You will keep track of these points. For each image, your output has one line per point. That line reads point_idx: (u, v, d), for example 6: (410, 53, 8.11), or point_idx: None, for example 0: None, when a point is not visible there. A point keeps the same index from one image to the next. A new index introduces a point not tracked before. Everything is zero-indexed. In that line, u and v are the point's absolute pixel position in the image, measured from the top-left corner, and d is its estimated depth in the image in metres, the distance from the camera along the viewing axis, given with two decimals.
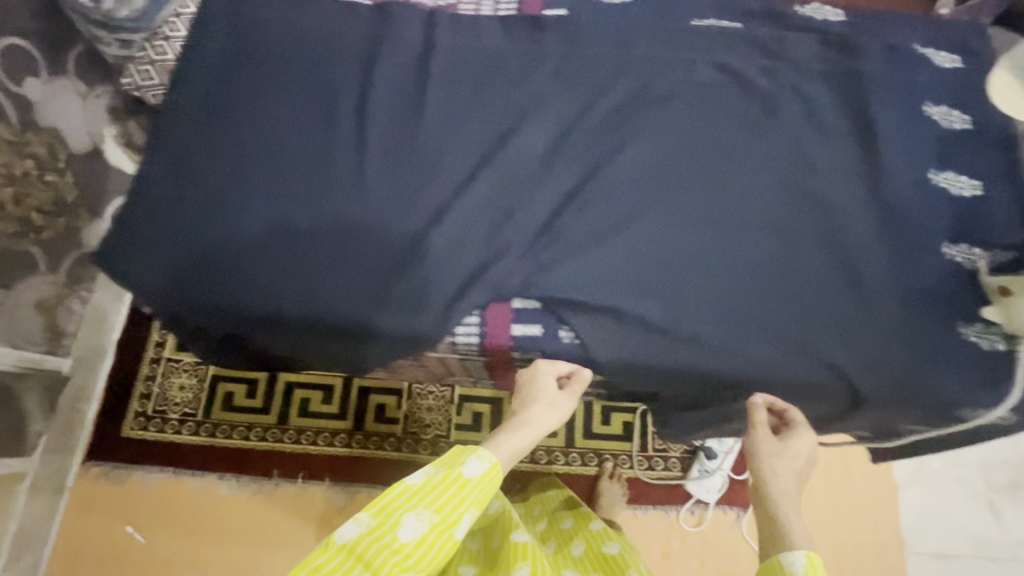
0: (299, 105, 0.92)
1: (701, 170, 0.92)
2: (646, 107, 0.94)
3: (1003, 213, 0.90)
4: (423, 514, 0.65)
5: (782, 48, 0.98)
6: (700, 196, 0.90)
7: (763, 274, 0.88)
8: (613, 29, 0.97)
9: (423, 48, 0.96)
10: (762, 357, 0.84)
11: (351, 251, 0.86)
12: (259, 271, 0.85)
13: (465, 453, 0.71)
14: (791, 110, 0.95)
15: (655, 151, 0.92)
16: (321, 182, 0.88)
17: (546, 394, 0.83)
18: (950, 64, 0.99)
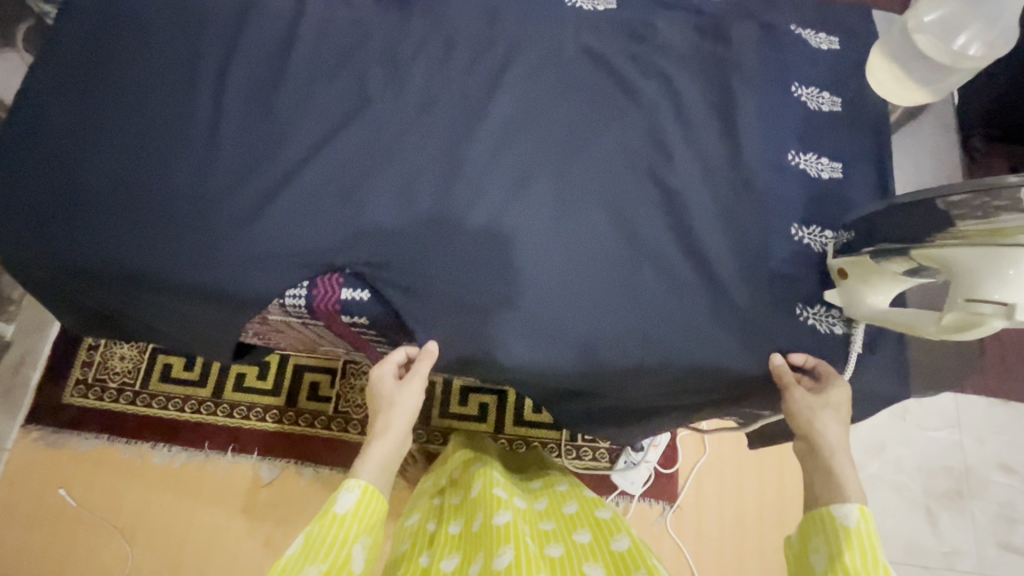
0: (168, 73, 0.96)
1: (558, 146, 0.92)
2: (510, 81, 0.95)
3: (860, 196, 0.89)
4: (313, 571, 0.66)
5: (653, 24, 0.97)
6: (555, 172, 0.91)
7: (609, 249, 0.88)
8: (478, 7, 0.99)
9: (292, 21, 0.99)
10: (600, 332, 0.85)
11: (211, 214, 0.90)
12: (126, 235, 0.89)
13: (335, 493, 0.74)
14: (657, 86, 0.94)
15: (515, 126, 0.93)
16: (184, 150, 0.93)
17: (393, 395, 0.85)
18: (827, 45, 0.98)
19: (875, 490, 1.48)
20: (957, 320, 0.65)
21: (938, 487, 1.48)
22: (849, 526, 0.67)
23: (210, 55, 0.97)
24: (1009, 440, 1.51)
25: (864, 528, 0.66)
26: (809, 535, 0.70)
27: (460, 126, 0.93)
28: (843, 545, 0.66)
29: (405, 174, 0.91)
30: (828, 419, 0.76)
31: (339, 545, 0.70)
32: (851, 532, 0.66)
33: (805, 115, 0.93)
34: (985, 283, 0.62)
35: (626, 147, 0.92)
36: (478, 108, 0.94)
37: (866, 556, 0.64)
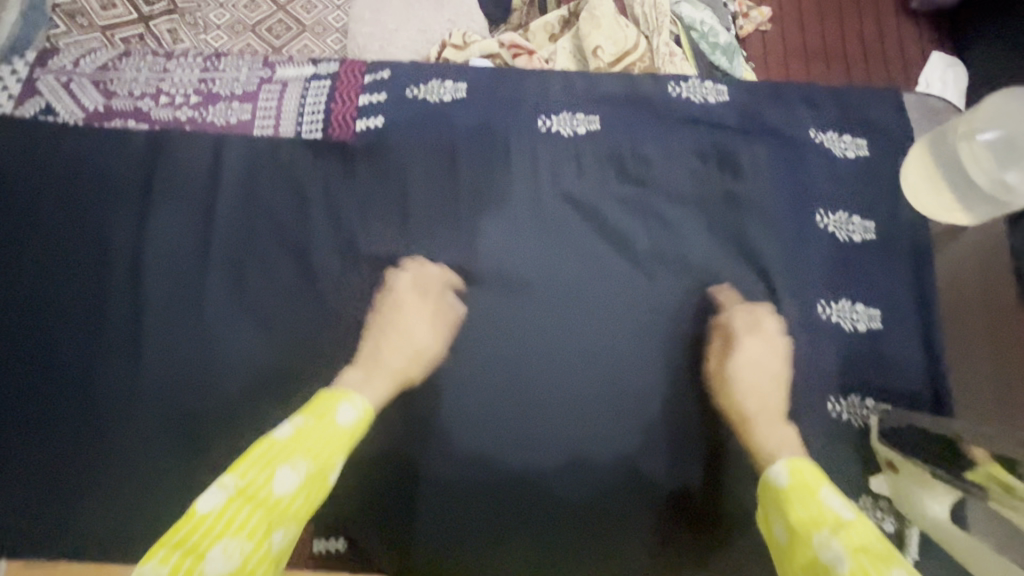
0: (65, 271, 0.79)
1: (551, 317, 0.78)
2: (485, 237, 0.81)
3: (905, 350, 0.76)
4: (300, 464, 0.57)
5: (644, 153, 0.82)
6: (551, 350, 0.77)
7: (623, 451, 0.74)
8: (434, 145, 0.83)
9: (211, 185, 0.82)
10: (622, 545, 0.72)
11: (152, 449, 0.75)
12: (51, 480, 0.74)
13: (334, 401, 0.66)
14: (656, 230, 0.80)
15: (499, 294, 0.79)
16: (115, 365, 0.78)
17: (411, 330, 0.76)
18: (854, 151, 0.82)
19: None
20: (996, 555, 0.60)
21: None
22: (784, 485, 0.62)
23: (117, 238, 0.80)
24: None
25: (797, 481, 0.62)
26: (769, 513, 0.63)
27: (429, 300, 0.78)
28: (790, 507, 0.59)
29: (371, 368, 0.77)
30: (755, 369, 0.75)
31: (327, 444, 0.61)
32: (789, 493, 0.61)
33: (834, 249, 0.79)
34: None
35: (628, 310, 0.78)
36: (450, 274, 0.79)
37: (811, 507, 0.58)
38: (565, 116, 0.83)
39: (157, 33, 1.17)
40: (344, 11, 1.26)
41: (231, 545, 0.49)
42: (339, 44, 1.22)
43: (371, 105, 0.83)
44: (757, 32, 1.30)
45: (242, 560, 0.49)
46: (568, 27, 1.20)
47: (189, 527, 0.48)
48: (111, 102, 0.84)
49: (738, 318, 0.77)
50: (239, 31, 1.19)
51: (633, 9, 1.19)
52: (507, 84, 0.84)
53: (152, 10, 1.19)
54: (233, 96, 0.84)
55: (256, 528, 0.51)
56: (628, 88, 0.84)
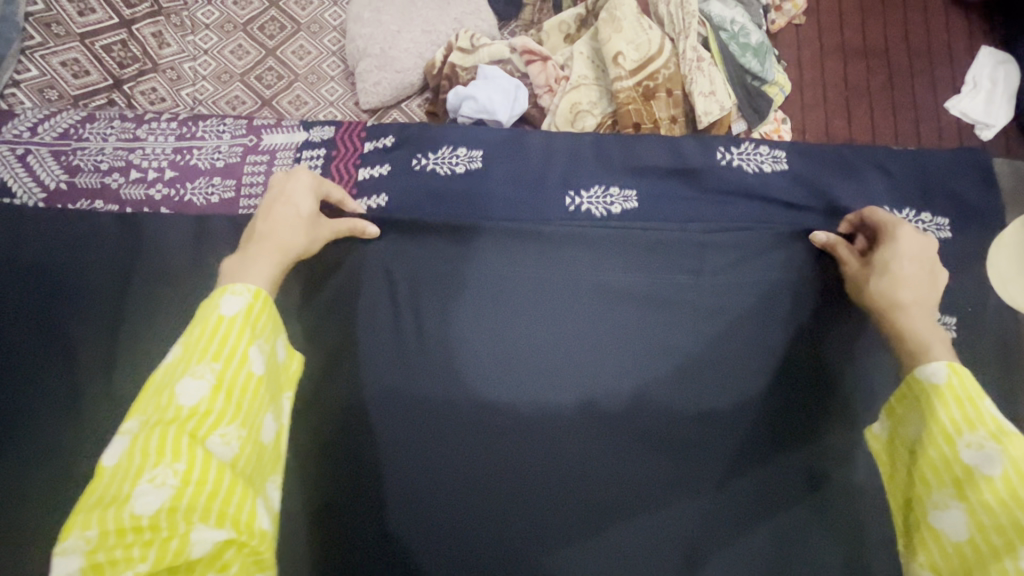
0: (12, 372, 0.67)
1: (588, 440, 0.63)
2: (506, 338, 0.66)
3: None
4: (205, 365, 0.44)
5: (691, 230, 0.70)
6: (589, 495, 0.61)
7: None
8: (446, 221, 0.71)
9: (189, 270, 0.71)
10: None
11: None
12: None
13: (206, 302, 0.47)
14: (716, 329, 0.66)
15: (524, 413, 0.64)
16: (59, 504, 0.63)
17: (297, 205, 0.60)
18: (934, 232, 0.71)
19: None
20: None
21: None
22: (937, 382, 0.46)
23: (82, 341, 0.69)
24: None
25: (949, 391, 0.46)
26: (898, 404, 0.50)
27: (437, 418, 0.64)
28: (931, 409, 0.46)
29: (370, 508, 0.61)
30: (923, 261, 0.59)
31: (229, 337, 0.46)
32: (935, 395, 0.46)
33: None
34: None
35: (689, 430, 0.63)
36: (471, 380, 0.65)
37: (968, 408, 0.44)
38: (597, 192, 0.73)
39: (143, 37, 1.03)
40: (341, 8, 1.09)
41: (157, 472, 0.39)
42: (338, 45, 1.07)
43: (373, 180, 0.73)
44: (789, 27, 1.14)
45: (179, 484, 0.40)
46: (586, 27, 1.04)
47: (101, 486, 0.40)
48: (75, 178, 0.74)
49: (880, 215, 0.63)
50: (229, 31, 1.06)
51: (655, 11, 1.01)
52: (530, 157, 0.74)
53: (135, 14, 1.04)
54: (214, 170, 0.73)
55: (178, 445, 0.41)
56: (670, 158, 0.74)
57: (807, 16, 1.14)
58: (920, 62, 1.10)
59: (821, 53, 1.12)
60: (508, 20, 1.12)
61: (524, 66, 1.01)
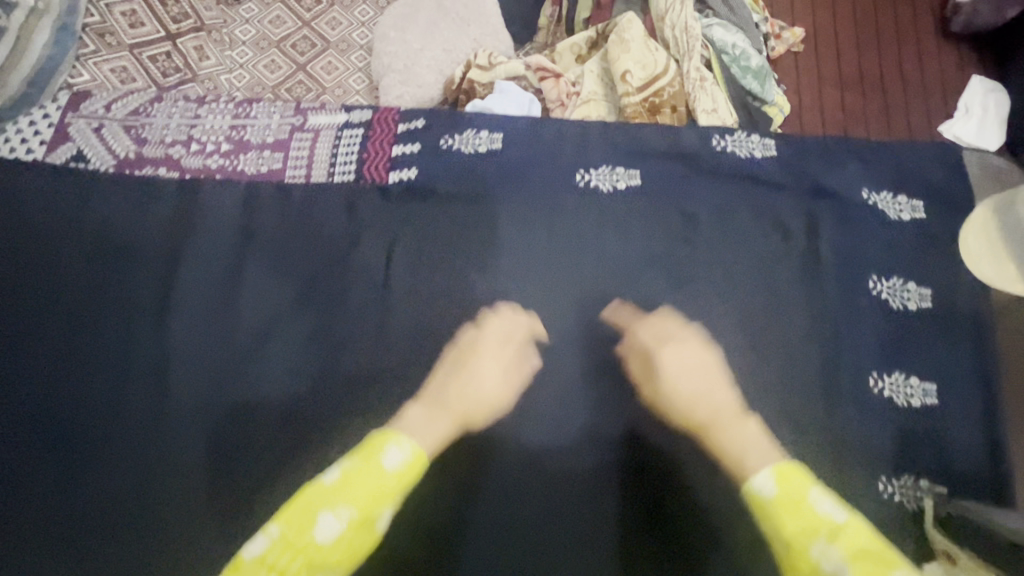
0: (96, 317, 0.78)
1: (596, 396, 0.73)
2: (527, 304, 0.77)
3: (966, 428, 0.71)
4: (340, 513, 0.63)
5: (689, 208, 0.79)
6: (599, 431, 0.72)
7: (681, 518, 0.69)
8: (470, 195, 0.80)
9: (241, 234, 0.79)
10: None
11: (178, 497, 0.73)
12: (70, 527, 0.72)
13: (383, 442, 0.68)
14: (707, 295, 0.76)
15: (544, 368, 0.74)
16: (139, 439, 0.74)
17: (485, 376, 0.73)
18: (910, 213, 0.78)
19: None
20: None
21: None
22: (769, 495, 0.65)
23: (150, 293, 0.78)
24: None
25: (783, 491, 0.64)
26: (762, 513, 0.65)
27: (464, 371, 0.74)
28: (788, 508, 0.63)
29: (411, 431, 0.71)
30: (704, 390, 0.72)
31: (381, 489, 0.65)
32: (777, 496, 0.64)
33: (888, 318, 0.75)
34: None
35: (684, 378, 0.73)
36: (494, 340, 0.75)
37: (800, 518, 0.62)
38: (605, 170, 0.80)
39: (185, 50, 1.14)
40: (369, 28, 1.21)
41: None
42: (364, 61, 1.19)
43: (404, 156, 0.81)
44: (788, 54, 1.24)
45: None
46: (597, 48, 1.14)
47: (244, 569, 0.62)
48: (142, 148, 0.82)
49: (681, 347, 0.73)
50: (263, 47, 1.17)
51: (661, 33, 1.13)
52: (546, 139, 0.82)
53: (180, 28, 1.16)
54: (264, 145, 0.82)
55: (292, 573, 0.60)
56: (671, 142, 0.81)
57: (804, 46, 1.25)
58: (913, 91, 1.20)
59: (821, 81, 1.21)
60: (524, 42, 1.24)
61: (538, 82, 1.11)
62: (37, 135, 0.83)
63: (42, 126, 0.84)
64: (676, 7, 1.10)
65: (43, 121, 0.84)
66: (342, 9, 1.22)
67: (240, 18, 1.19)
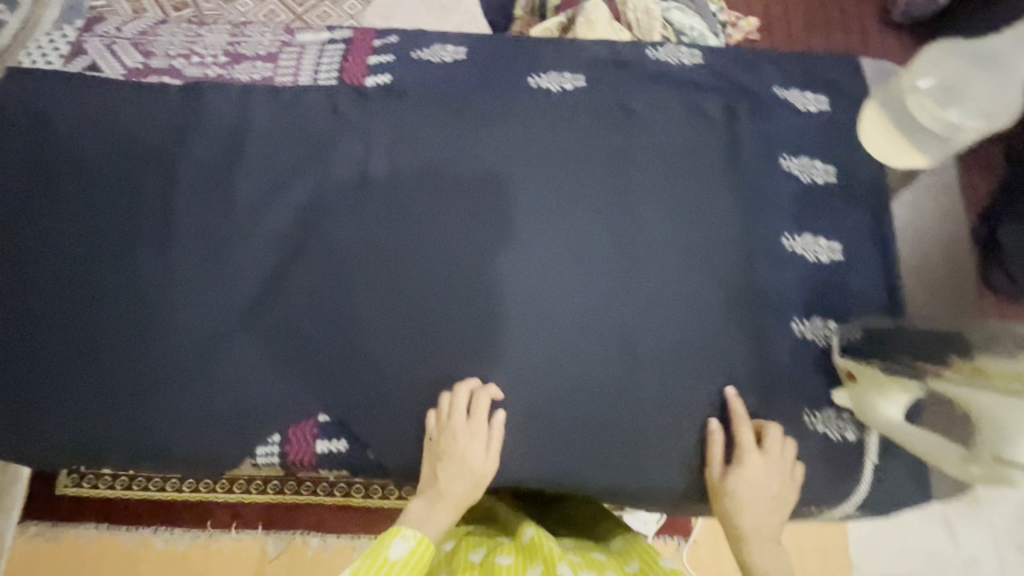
0: (102, 200, 0.87)
1: (558, 230, 0.85)
2: (500, 159, 0.88)
3: (864, 277, 0.83)
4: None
5: (628, 103, 0.91)
6: (560, 255, 0.84)
7: (629, 323, 0.82)
8: (436, 92, 0.90)
9: (230, 126, 0.89)
10: (606, 467, 0.78)
11: (178, 348, 0.82)
12: (86, 373, 0.81)
13: (386, 538, 0.68)
14: (644, 171, 0.87)
15: (512, 212, 0.86)
16: (140, 304, 0.84)
17: (465, 456, 0.75)
18: (815, 106, 0.91)
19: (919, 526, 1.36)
20: (1004, 397, 0.54)
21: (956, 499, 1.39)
22: None
23: (150, 177, 0.88)
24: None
25: None
26: None
27: (429, 239, 0.85)
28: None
29: (387, 288, 0.83)
30: (769, 491, 0.74)
31: None
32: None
33: (799, 189, 0.87)
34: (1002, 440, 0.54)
35: (624, 236, 0.85)
36: (456, 212, 0.86)
37: None
38: (554, 74, 0.93)
39: None
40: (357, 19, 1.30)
41: None
42: None
43: (380, 65, 0.93)
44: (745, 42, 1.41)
45: None
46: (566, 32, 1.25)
47: None
48: (149, 60, 0.94)
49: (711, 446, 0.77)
50: None
51: (626, 17, 1.25)
52: (501, 52, 0.95)
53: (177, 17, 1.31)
54: (256, 57, 0.94)
55: None
56: (611, 52, 0.94)
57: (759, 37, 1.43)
58: None
59: None
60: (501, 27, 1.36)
61: None
62: (56, 53, 0.95)
63: (61, 45, 0.96)
64: None
65: (62, 42, 0.96)
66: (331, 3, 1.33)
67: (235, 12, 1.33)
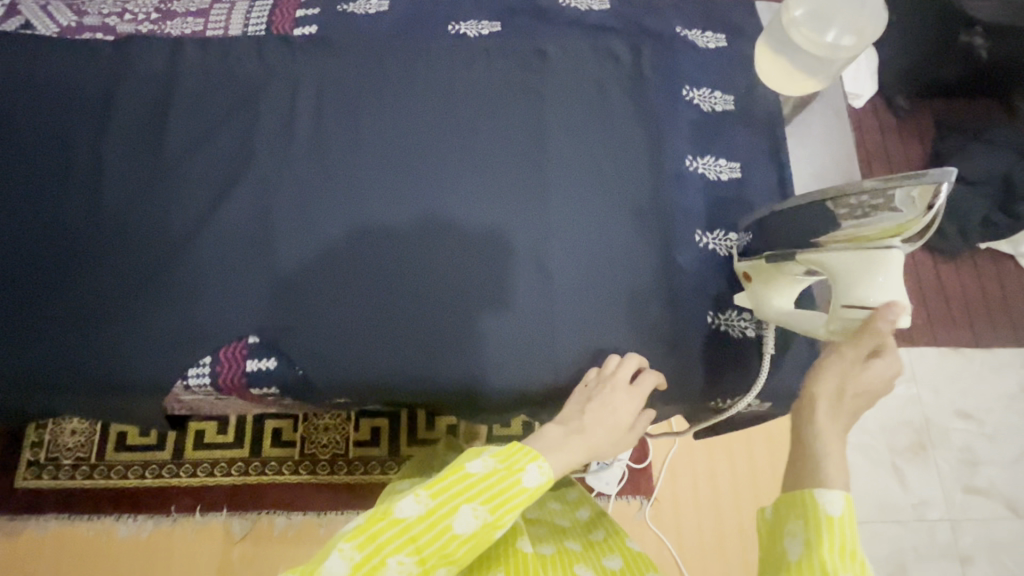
0: (38, 150, 0.91)
1: (484, 146, 0.92)
2: (428, 91, 0.94)
3: (759, 193, 0.91)
4: (480, 509, 0.59)
5: (543, 46, 0.97)
6: (485, 167, 0.91)
7: (548, 228, 0.89)
8: (362, 42, 0.97)
9: (164, 77, 0.94)
10: (529, 375, 0.84)
11: (114, 283, 0.85)
12: (23, 311, 0.84)
13: (524, 458, 0.63)
14: (558, 107, 0.94)
15: (441, 133, 0.93)
16: (79, 248, 0.87)
17: (617, 407, 0.74)
18: (714, 43, 0.98)
19: (857, 465, 1.44)
20: (855, 250, 0.62)
21: (900, 442, 1.46)
22: (834, 515, 0.51)
23: (84, 128, 0.92)
24: (994, 381, 1.53)
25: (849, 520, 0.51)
26: (780, 522, 0.54)
27: (360, 174, 0.90)
28: (820, 532, 0.51)
29: (319, 219, 0.88)
30: (868, 392, 0.59)
31: (507, 508, 0.61)
32: (837, 522, 0.51)
33: (700, 118, 0.94)
34: (845, 291, 0.63)
35: (541, 162, 0.92)
36: (386, 151, 0.92)
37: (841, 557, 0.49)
38: (472, 23, 0.99)
39: None
40: None
41: (404, 560, 0.57)
42: None
43: (307, 17, 0.99)
44: None
45: None
46: None
47: (382, 526, 0.57)
48: (83, 20, 0.98)
49: (881, 325, 0.59)
50: None
51: None
52: (423, 3, 1.00)
53: None
54: (188, 13, 0.99)
55: (427, 558, 0.58)
56: (526, 1, 1.01)
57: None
58: None
59: None
60: None
61: None
62: None
63: None
64: None
65: None
66: None
67: None
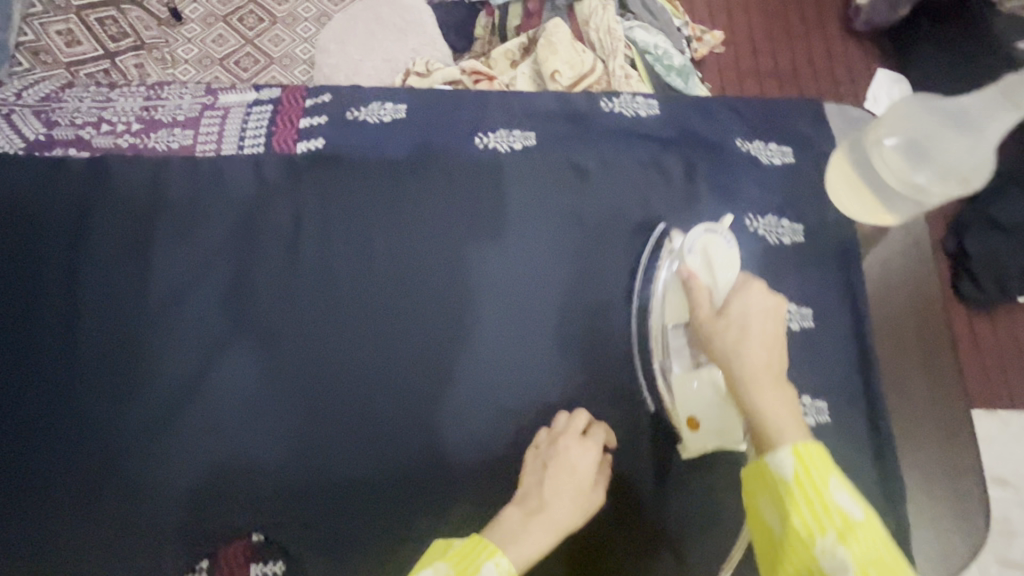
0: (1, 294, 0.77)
1: (518, 285, 0.80)
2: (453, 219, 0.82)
3: (835, 347, 0.79)
4: None
5: (584, 162, 0.85)
6: (520, 312, 0.79)
7: (596, 390, 0.77)
8: (373, 158, 0.84)
9: (147, 201, 0.81)
10: None
11: (88, 459, 0.72)
12: None
13: (481, 555, 0.54)
14: (604, 239, 0.82)
15: (469, 268, 0.80)
16: (49, 415, 0.74)
17: (576, 468, 0.66)
18: (780, 158, 0.87)
19: None
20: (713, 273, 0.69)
21: None
22: (785, 475, 0.50)
23: (54, 265, 0.79)
24: None
25: (803, 472, 0.50)
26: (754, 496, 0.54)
27: (373, 320, 0.78)
28: (787, 504, 0.50)
29: (328, 377, 0.75)
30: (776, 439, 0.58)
31: None
32: (794, 481, 0.50)
33: (766, 253, 0.82)
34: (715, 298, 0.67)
35: (585, 305, 0.79)
36: (403, 291, 0.79)
37: (817, 509, 0.48)
38: (502, 134, 0.87)
39: (123, 66, 1.36)
40: (309, 45, 1.42)
41: None
42: (307, 54, 1.42)
43: (311, 128, 0.86)
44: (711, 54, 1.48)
45: None
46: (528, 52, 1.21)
47: None
48: (53, 131, 0.85)
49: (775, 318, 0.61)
50: (210, 22, 1.41)
51: (587, 34, 1.24)
52: (444, 110, 0.88)
53: (118, 46, 1.37)
54: (174, 123, 0.86)
55: None
56: (561, 106, 0.89)
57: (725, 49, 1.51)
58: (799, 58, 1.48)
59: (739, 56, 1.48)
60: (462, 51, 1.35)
61: (471, 83, 1.14)
62: None
63: None
64: (599, 11, 1.22)
65: None
66: (284, 27, 1.43)
67: (182, 38, 1.40)
